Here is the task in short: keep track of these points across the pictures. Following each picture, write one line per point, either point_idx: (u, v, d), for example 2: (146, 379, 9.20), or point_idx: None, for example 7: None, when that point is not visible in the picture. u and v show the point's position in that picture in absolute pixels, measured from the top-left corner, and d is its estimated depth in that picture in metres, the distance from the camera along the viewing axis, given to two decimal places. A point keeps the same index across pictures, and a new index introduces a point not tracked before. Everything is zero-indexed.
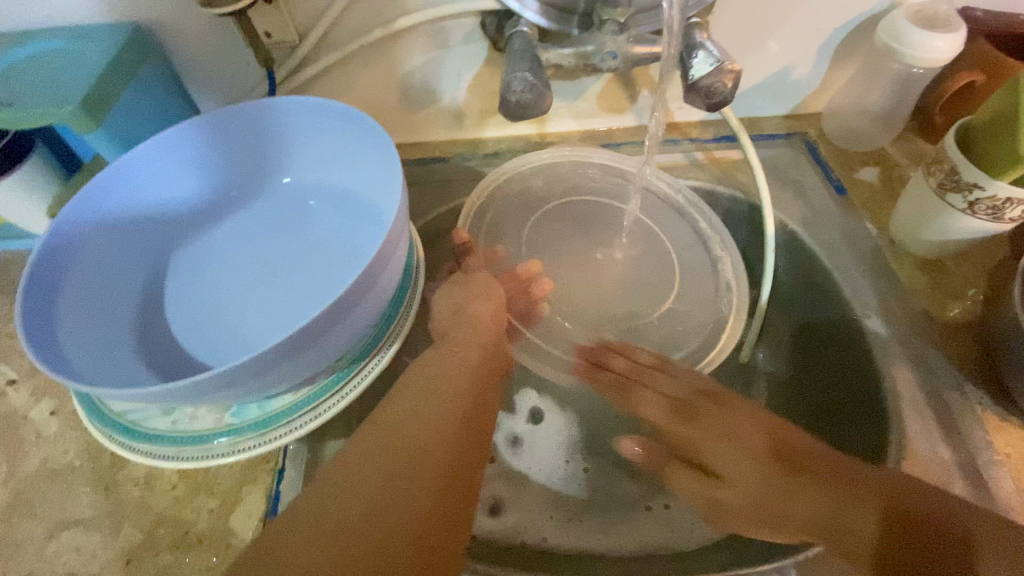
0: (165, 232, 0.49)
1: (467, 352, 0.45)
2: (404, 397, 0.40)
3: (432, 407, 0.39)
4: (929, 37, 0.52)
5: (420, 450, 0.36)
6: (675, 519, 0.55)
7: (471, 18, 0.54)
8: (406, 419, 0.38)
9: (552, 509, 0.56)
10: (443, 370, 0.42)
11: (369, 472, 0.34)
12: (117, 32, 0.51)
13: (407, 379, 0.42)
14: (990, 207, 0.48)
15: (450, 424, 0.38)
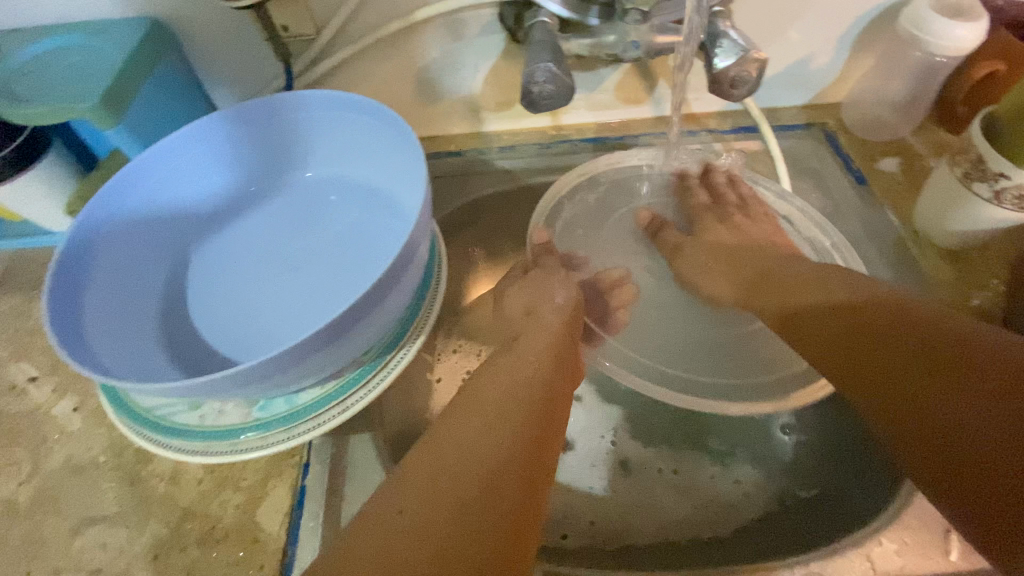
0: (186, 227, 0.48)
1: (537, 371, 0.44)
2: (470, 413, 0.40)
3: (499, 429, 0.39)
4: (954, 25, 0.51)
5: (488, 475, 0.36)
6: (688, 489, 0.54)
7: (489, 10, 0.54)
8: (473, 439, 0.38)
9: (592, 513, 0.53)
10: (509, 388, 0.42)
11: (435, 493, 0.34)
12: (134, 27, 0.51)
13: (471, 393, 0.42)
14: (1017, 196, 0.47)
15: (519, 451, 0.38)
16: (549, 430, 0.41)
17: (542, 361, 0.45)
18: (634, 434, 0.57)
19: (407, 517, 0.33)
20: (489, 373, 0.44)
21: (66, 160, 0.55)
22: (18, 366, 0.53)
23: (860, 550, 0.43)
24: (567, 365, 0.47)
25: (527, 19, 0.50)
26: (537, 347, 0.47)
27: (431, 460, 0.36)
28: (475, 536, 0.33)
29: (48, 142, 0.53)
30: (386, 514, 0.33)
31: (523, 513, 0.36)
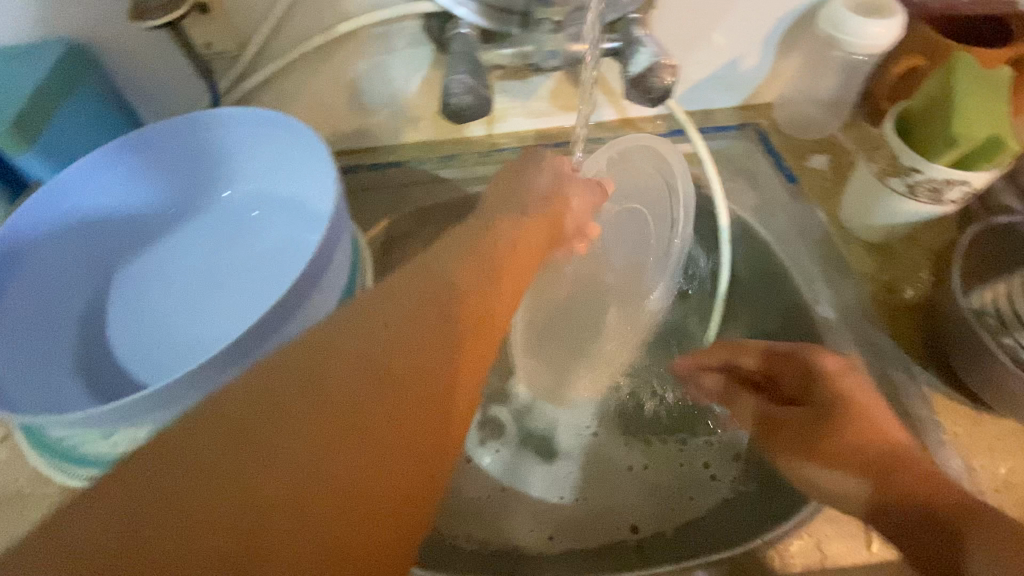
0: (107, 251, 0.48)
1: (458, 288, 0.34)
2: (352, 336, 0.29)
3: (400, 344, 0.29)
4: (867, 24, 0.53)
5: (368, 387, 0.27)
6: (654, 481, 0.58)
7: (414, 21, 0.54)
8: (351, 381, 0.27)
9: (557, 525, 0.56)
10: (421, 300, 0.32)
11: (289, 439, 0.25)
12: (48, 48, 0.50)
13: (364, 310, 0.31)
14: (930, 190, 0.49)
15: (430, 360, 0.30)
16: (482, 335, 0.34)
17: (463, 259, 0.37)
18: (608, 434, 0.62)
19: (234, 464, 0.24)
20: (397, 284, 0.33)
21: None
22: None
23: (787, 545, 0.44)
24: (509, 274, 0.38)
25: (450, 28, 0.51)
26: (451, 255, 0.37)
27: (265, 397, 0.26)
28: (348, 478, 0.25)
29: None
30: (199, 470, 0.24)
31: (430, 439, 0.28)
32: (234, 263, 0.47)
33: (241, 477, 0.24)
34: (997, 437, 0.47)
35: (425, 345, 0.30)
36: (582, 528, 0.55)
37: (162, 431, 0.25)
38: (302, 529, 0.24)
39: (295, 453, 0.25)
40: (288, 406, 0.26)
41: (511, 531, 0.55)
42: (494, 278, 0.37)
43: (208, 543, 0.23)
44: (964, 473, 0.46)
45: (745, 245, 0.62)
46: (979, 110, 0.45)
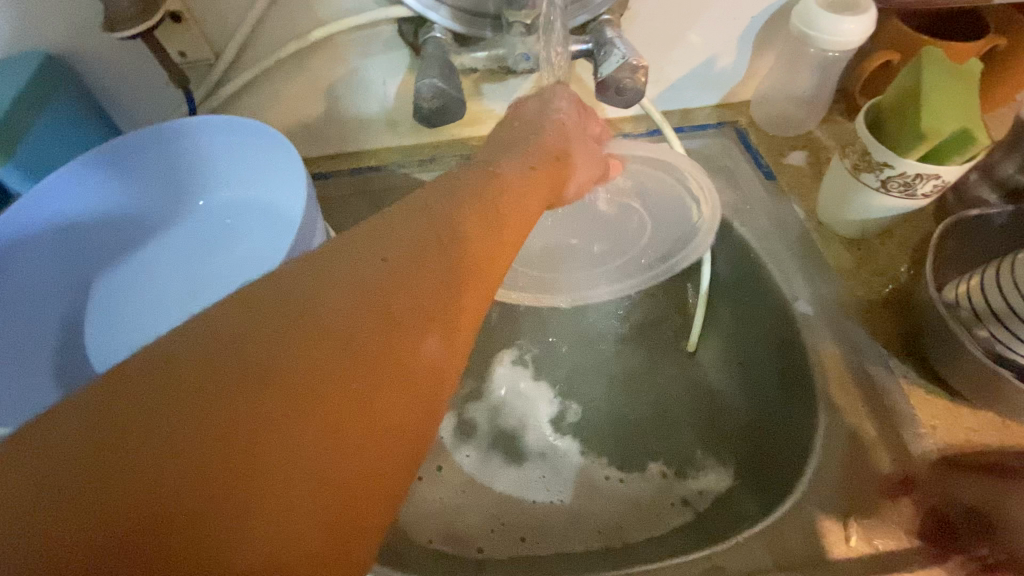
0: (84, 265, 0.48)
1: (457, 224, 0.31)
2: (338, 270, 0.26)
3: (392, 279, 0.27)
4: (838, 21, 0.53)
5: (359, 322, 0.25)
6: (631, 489, 0.57)
7: (389, 26, 0.54)
8: (334, 314, 0.25)
9: (525, 530, 0.55)
10: (414, 234, 0.29)
11: (267, 372, 0.23)
12: (22, 62, 0.50)
13: (354, 241, 0.28)
14: (901, 183, 0.49)
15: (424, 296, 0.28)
16: (482, 273, 0.31)
17: (459, 194, 0.33)
18: (590, 444, 0.61)
19: (204, 398, 0.22)
20: (393, 216, 0.30)
21: None
22: None
23: (765, 540, 0.44)
24: (517, 215, 0.35)
25: (423, 32, 0.51)
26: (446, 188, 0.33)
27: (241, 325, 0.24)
28: (329, 417, 0.23)
29: None
30: (166, 402, 0.22)
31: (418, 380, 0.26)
32: (208, 270, 0.47)
33: (213, 412, 0.22)
34: (975, 428, 0.47)
35: (415, 281, 0.27)
36: (559, 533, 0.54)
37: (135, 366, 0.23)
38: (283, 462, 0.22)
39: (279, 390, 0.22)
40: (267, 337, 0.24)
41: (476, 534, 0.54)
42: (500, 216, 0.33)
43: (178, 477, 0.21)
44: (941, 466, 0.46)
45: (725, 242, 0.62)
46: (945, 104, 0.46)
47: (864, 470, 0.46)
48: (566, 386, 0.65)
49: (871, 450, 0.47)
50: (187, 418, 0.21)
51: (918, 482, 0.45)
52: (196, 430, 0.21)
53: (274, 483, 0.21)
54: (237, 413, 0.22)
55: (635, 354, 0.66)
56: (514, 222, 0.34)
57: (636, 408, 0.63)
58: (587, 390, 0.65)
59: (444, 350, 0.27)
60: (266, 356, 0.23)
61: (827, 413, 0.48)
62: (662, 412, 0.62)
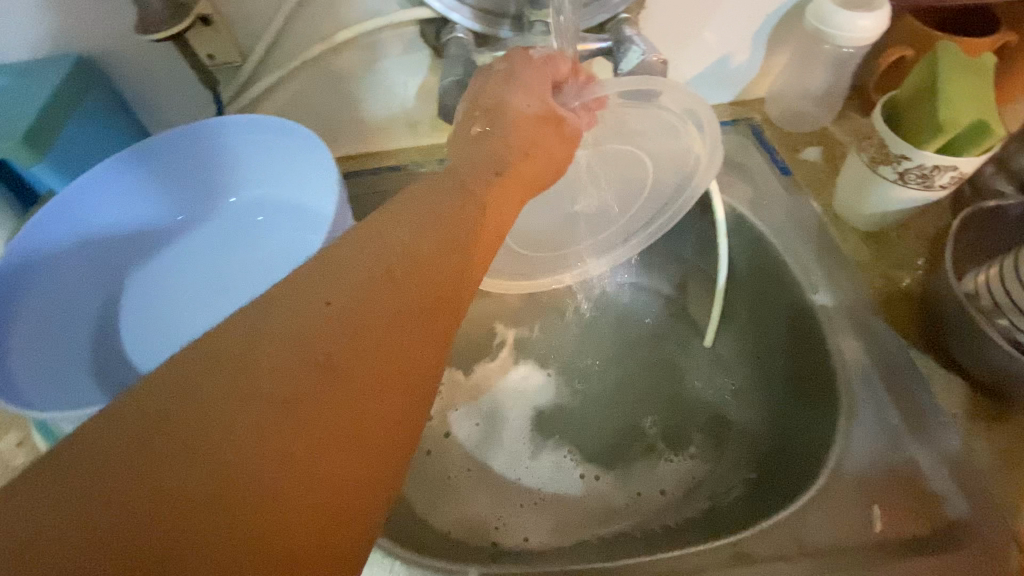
0: (116, 261, 0.49)
1: (417, 249, 0.30)
2: (285, 314, 0.25)
3: (337, 322, 0.26)
4: (854, 17, 0.54)
5: (303, 376, 0.24)
6: (606, 492, 0.57)
7: (411, 27, 0.56)
8: (273, 368, 0.24)
9: (528, 530, 0.55)
10: (367, 269, 0.28)
11: (203, 440, 0.22)
12: (58, 64, 0.52)
13: (301, 279, 0.27)
14: (919, 175, 0.50)
15: (375, 339, 0.27)
16: (441, 304, 0.30)
17: (431, 213, 0.32)
18: (598, 451, 0.60)
19: (138, 472, 0.21)
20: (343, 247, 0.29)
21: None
22: None
23: (788, 528, 0.44)
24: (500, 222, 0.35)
25: (445, 32, 0.52)
26: (414, 207, 0.32)
27: (173, 389, 0.23)
28: (274, 476, 0.22)
29: None
30: (93, 479, 0.20)
31: (370, 427, 0.25)
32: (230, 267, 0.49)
33: (144, 485, 0.21)
34: (995, 418, 0.47)
35: (365, 322, 0.27)
36: (549, 520, 0.55)
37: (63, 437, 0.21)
38: (231, 529, 0.21)
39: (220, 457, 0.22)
40: (202, 400, 0.23)
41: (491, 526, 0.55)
42: (470, 240, 0.32)
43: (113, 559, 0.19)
44: (964, 454, 0.46)
45: (742, 237, 0.62)
46: (963, 96, 0.46)
47: (885, 459, 0.46)
48: (582, 381, 0.66)
49: (894, 438, 0.47)
50: (118, 493, 0.20)
51: (941, 471, 0.45)
52: (127, 509, 0.20)
53: (217, 554, 0.21)
54: (176, 485, 0.21)
55: (649, 349, 0.67)
56: (490, 235, 0.34)
57: (644, 403, 0.63)
58: (587, 389, 0.65)
59: (396, 393, 0.26)
60: (201, 423, 0.22)
61: (849, 403, 0.49)
62: (658, 408, 0.63)
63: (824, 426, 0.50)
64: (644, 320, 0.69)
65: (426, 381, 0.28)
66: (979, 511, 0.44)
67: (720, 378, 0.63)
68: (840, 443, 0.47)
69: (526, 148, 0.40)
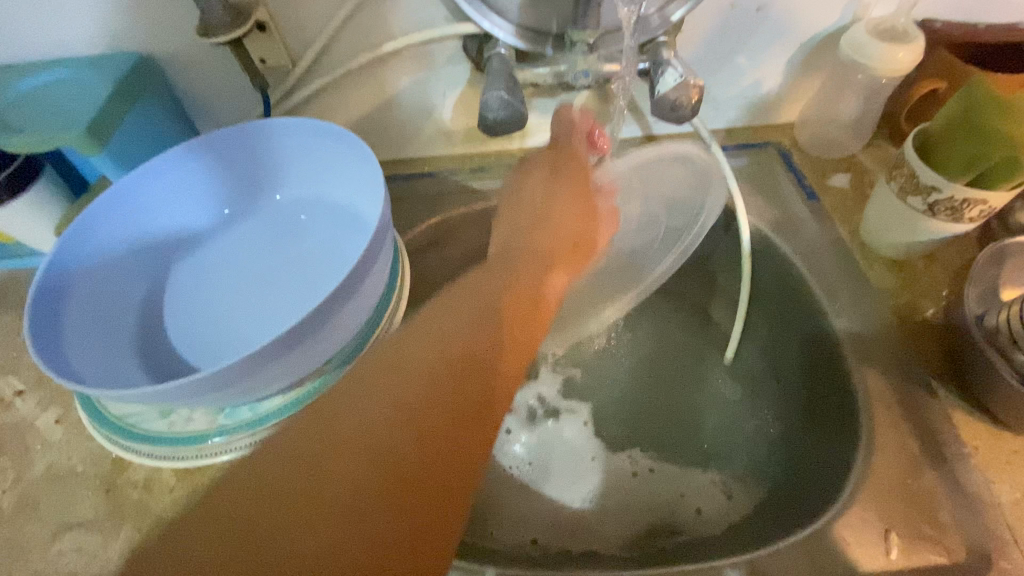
0: (162, 251, 0.52)
1: (467, 348, 0.36)
2: (359, 413, 0.31)
3: (403, 422, 0.31)
4: (888, 48, 0.55)
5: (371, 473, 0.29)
6: (658, 480, 0.61)
7: (451, 40, 0.58)
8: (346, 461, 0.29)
9: (587, 523, 0.58)
10: (428, 374, 0.34)
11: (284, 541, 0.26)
12: (120, 60, 0.54)
13: (370, 382, 0.33)
14: (949, 208, 0.50)
15: (432, 438, 0.31)
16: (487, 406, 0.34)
17: (478, 313, 0.39)
18: (648, 446, 0.64)
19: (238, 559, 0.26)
20: (406, 351, 0.35)
21: (54, 187, 0.60)
22: (5, 380, 0.57)
23: (803, 549, 0.44)
24: (532, 317, 0.41)
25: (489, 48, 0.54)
26: (471, 305, 0.39)
27: (267, 490, 0.28)
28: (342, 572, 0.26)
29: (38, 169, 0.58)
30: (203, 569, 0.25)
31: (422, 527, 0.29)
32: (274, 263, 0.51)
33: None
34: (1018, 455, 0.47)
35: (422, 424, 0.31)
36: (579, 528, 0.58)
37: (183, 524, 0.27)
38: None
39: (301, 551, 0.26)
40: (288, 502, 0.28)
41: (531, 527, 0.57)
42: (511, 341, 0.38)
43: None
44: (983, 486, 0.46)
45: (767, 259, 0.63)
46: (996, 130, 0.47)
47: (903, 486, 0.46)
48: (604, 394, 0.67)
49: (913, 466, 0.47)
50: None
51: (960, 502, 0.45)
52: None
53: None
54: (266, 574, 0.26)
55: (667, 361, 0.69)
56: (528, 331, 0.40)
57: (661, 419, 0.65)
58: (620, 401, 0.67)
59: (448, 491, 0.30)
60: (287, 521, 0.27)
61: (868, 428, 0.49)
62: (673, 425, 0.65)
63: (844, 449, 0.50)
64: (662, 336, 0.70)
65: (470, 479, 0.31)
66: (997, 544, 0.44)
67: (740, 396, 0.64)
68: (858, 469, 0.48)
69: (574, 242, 0.49)
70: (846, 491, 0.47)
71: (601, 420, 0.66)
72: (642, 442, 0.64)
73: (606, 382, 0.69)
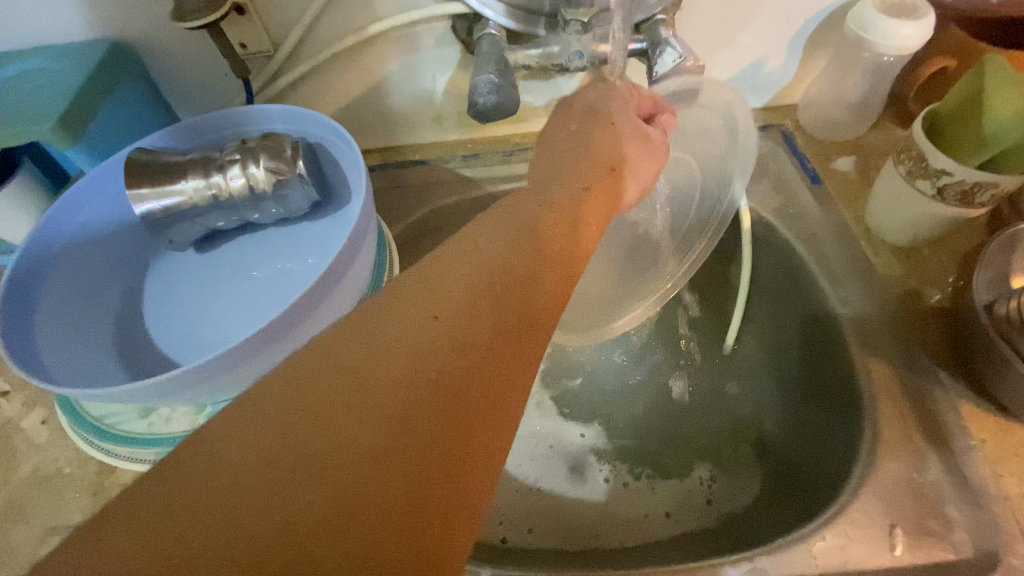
0: (139, 242, 0.50)
1: (521, 265, 0.32)
2: (393, 324, 0.27)
3: (423, 328, 0.27)
4: (895, 25, 0.52)
5: (417, 385, 0.25)
6: (633, 496, 0.60)
7: (189, 178, 0.44)
8: (389, 362, 0.26)
9: (573, 538, 0.57)
10: (477, 262, 0.31)
11: (291, 448, 0.23)
12: (94, 49, 0.52)
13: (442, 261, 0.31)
14: (959, 193, 0.48)
15: (479, 330, 0.28)
16: (513, 379, 0.29)
17: (541, 211, 0.36)
18: (630, 466, 0.62)
19: (257, 495, 0.21)
20: (484, 227, 0.34)
21: (35, 182, 0.58)
22: None
23: (803, 552, 0.43)
24: (585, 234, 0.37)
25: (165, 181, 0.44)
26: (465, 268, 0.31)
27: (303, 414, 0.24)
28: (350, 466, 0.23)
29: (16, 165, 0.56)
30: (161, 518, 0.21)
31: (463, 410, 0.26)
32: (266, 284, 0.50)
33: (238, 489, 0.21)
34: None
35: (444, 314, 0.28)
36: (556, 538, 0.57)
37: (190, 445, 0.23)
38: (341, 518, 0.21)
39: (328, 451, 0.23)
40: (314, 415, 0.24)
41: (517, 519, 0.58)
42: (562, 250, 0.35)
43: (242, 537, 0.20)
44: (992, 479, 0.44)
45: (770, 246, 0.62)
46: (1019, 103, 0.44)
47: (908, 480, 0.45)
48: (590, 413, 0.66)
49: (918, 459, 0.46)
50: (238, 496, 0.21)
51: (967, 496, 0.44)
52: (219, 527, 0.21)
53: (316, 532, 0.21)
54: (276, 485, 0.22)
55: (662, 356, 0.68)
56: (549, 291, 0.33)
57: (652, 428, 0.64)
58: (631, 422, 0.65)
59: (494, 396, 0.27)
60: (321, 432, 0.23)
61: (872, 422, 0.48)
62: (676, 437, 0.63)
63: (845, 457, 0.49)
64: (648, 352, 0.69)
65: (511, 404, 0.28)
66: (1004, 541, 0.42)
67: (738, 398, 0.64)
68: (860, 468, 0.46)
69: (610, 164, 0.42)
70: (849, 486, 0.46)
71: (598, 434, 0.65)
72: (636, 462, 0.62)
73: (605, 411, 0.66)
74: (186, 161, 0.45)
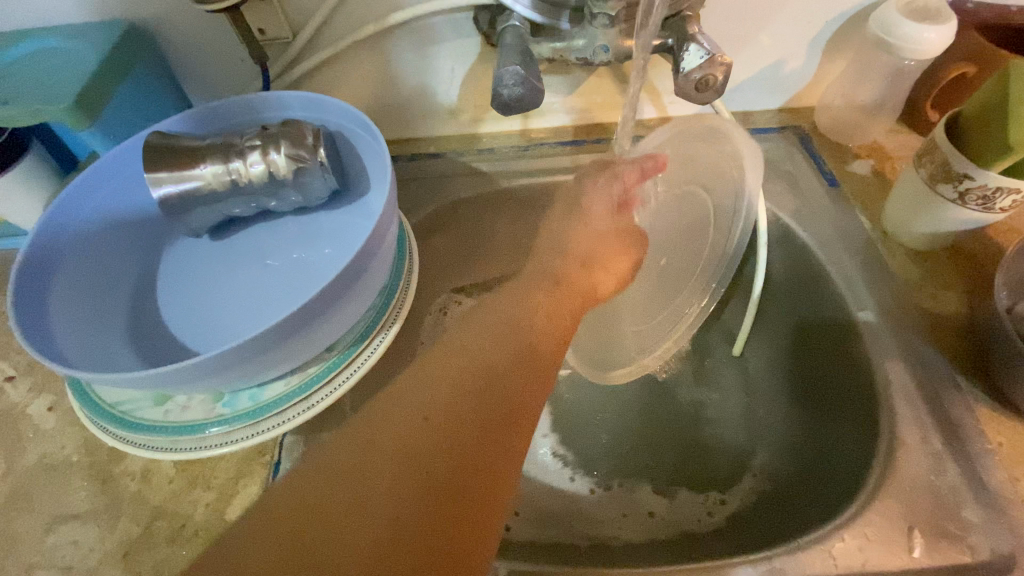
0: (153, 229, 0.50)
1: (504, 363, 0.37)
2: (389, 424, 0.32)
3: (415, 428, 0.32)
4: (919, 28, 0.51)
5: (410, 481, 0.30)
6: (636, 499, 0.60)
7: (207, 163, 0.43)
8: (382, 467, 0.30)
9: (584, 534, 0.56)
10: (464, 363, 0.37)
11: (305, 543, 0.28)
12: (110, 30, 0.51)
13: (434, 363, 0.37)
14: (980, 197, 0.48)
15: (465, 426, 0.33)
16: (497, 474, 0.32)
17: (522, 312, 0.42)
18: (635, 470, 0.62)
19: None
20: (470, 330, 0.40)
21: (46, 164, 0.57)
22: None
23: (819, 554, 0.43)
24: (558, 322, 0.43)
25: (183, 164, 0.43)
26: (452, 368, 0.36)
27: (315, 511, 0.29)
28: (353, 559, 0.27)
29: (27, 145, 0.55)
30: None
31: (451, 500, 0.30)
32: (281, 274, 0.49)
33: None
34: None
35: (434, 415, 0.33)
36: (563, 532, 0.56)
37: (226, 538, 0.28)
38: None
39: (336, 544, 0.28)
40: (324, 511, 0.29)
41: (524, 509, 0.58)
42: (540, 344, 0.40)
43: None
44: (1008, 484, 0.44)
45: (784, 247, 0.62)
46: None
47: (925, 483, 0.45)
48: (595, 414, 0.67)
49: (935, 462, 0.46)
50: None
51: (983, 499, 0.44)
52: None
53: None
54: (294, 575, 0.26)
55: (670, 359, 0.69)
56: (529, 383, 0.37)
57: (645, 443, 0.64)
58: (634, 429, 0.65)
59: (480, 484, 0.31)
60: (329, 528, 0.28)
61: (889, 424, 0.48)
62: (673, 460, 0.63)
63: (860, 461, 0.49)
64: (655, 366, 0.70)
65: (497, 492, 0.32)
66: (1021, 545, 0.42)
67: (738, 411, 0.64)
68: (877, 470, 0.46)
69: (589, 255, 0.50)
70: (867, 488, 0.46)
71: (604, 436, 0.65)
72: (643, 466, 0.62)
73: (605, 416, 0.67)
74: (204, 146, 0.44)
